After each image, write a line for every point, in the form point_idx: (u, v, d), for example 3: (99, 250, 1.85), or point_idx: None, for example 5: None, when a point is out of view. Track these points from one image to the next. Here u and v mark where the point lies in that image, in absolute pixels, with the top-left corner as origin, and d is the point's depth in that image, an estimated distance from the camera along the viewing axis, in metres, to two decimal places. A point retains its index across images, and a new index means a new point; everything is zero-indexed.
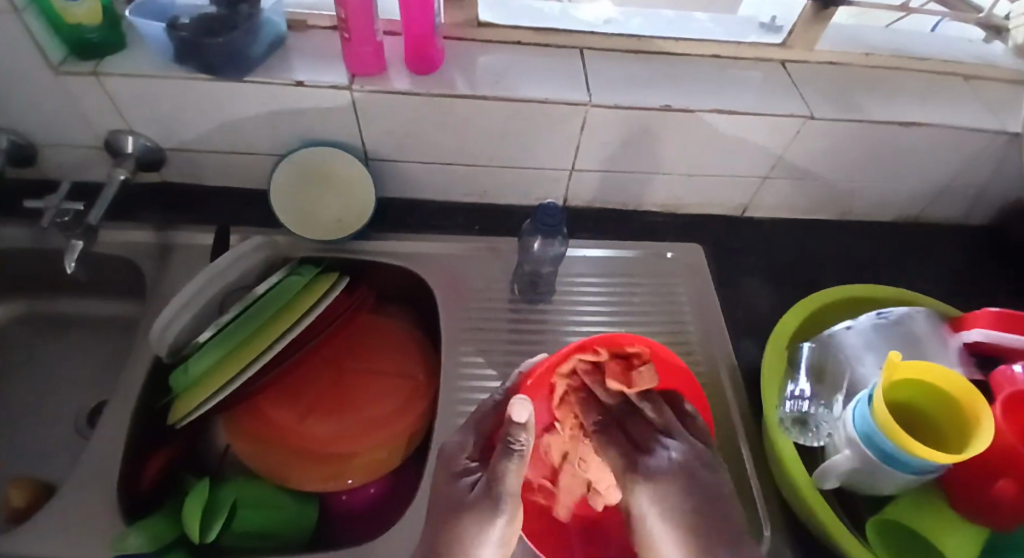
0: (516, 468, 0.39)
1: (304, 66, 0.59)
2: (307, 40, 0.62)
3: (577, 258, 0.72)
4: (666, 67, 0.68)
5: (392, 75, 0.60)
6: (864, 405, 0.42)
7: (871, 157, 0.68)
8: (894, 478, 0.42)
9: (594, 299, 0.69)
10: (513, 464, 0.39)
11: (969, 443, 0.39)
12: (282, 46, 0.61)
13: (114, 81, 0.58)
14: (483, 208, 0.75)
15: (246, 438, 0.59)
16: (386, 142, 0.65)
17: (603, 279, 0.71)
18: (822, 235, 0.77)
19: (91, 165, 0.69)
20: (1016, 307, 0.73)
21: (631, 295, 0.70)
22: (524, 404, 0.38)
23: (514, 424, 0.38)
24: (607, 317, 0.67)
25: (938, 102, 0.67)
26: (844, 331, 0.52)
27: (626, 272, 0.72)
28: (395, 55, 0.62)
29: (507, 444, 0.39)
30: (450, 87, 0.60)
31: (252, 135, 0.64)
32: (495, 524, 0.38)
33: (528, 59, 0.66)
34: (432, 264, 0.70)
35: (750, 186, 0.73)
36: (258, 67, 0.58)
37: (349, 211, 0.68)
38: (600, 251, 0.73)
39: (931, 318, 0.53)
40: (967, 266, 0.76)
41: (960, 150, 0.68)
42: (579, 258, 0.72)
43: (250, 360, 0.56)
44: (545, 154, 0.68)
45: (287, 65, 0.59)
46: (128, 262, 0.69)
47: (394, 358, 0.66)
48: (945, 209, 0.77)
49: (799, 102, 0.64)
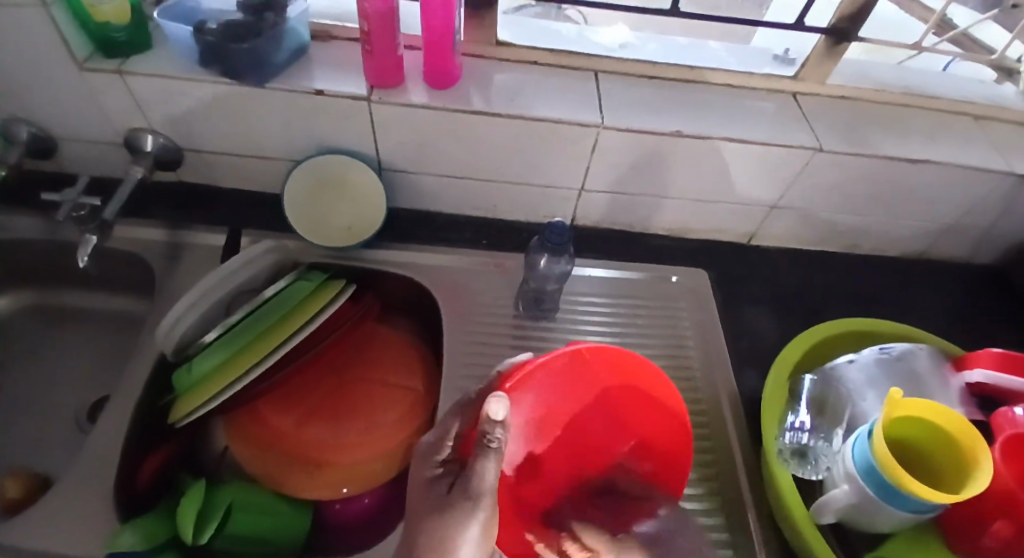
0: (495, 466, 0.35)
1: (324, 76, 0.60)
2: (328, 50, 0.63)
3: (580, 278, 0.73)
4: (678, 93, 0.69)
5: (409, 88, 0.61)
6: (864, 441, 0.42)
7: (878, 192, 0.69)
8: (891, 516, 0.42)
9: (597, 320, 0.69)
10: (491, 462, 0.35)
11: (966, 484, 0.39)
12: (303, 55, 0.62)
13: (139, 80, 0.59)
14: (491, 223, 0.75)
15: (246, 442, 0.59)
16: (399, 153, 0.66)
17: (606, 299, 0.71)
18: (827, 266, 0.77)
19: (109, 161, 0.70)
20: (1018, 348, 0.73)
21: (634, 317, 0.70)
22: (501, 400, 0.34)
23: (489, 419, 0.34)
24: (610, 338, 0.68)
25: (948, 141, 0.68)
26: (846, 364, 0.52)
27: (630, 293, 0.72)
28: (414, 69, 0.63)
29: (484, 442, 0.35)
30: (465, 103, 0.61)
31: (269, 140, 0.65)
32: (474, 525, 0.35)
33: (543, 79, 0.67)
34: (438, 276, 0.70)
35: (757, 215, 0.73)
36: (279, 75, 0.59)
37: (359, 219, 0.69)
38: (604, 272, 0.73)
39: (932, 356, 0.53)
40: (971, 305, 0.76)
41: (967, 190, 0.68)
42: (581, 277, 0.73)
43: (253, 362, 0.56)
44: (556, 173, 0.68)
45: (308, 74, 0.60)
46: (139, 259, 0.69)
47: (396, 367, 0.66)
48: (950, 246, 0.77)
49: (808, 135, 0.65)
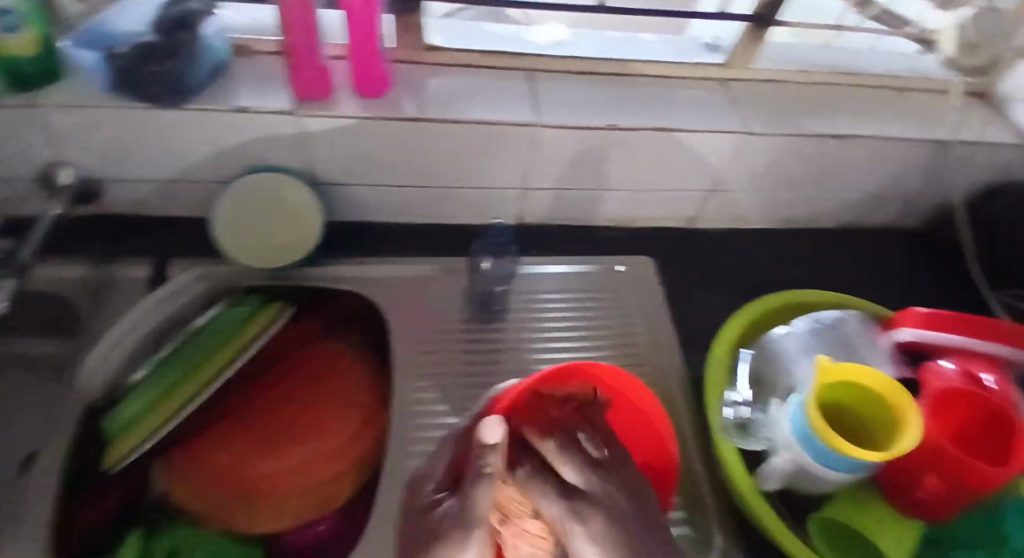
0: (490, 492, 0.33)
1: (248, 94, 0.59)
2: (251, 67, 0.62)
3: (544, 275, 0.73)
4: (611, 86, 0.70)
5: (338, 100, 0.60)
6: (797, 408, 0.44)
7: (808, 169, 0.71)
8: (829, 479, 0.43)
9: (560, 316, 0.70)
10: (486, 488, 0.33)
11: (893, 443, 0.41)
12: (225, 74, 0.61)
13: (50, 111, 0.57)
14: (437, 229, 0.75)
15: (184, 482, 0.58)
16: (335, 166, 0.65)
17: (569, 294, 0.72)
18: (768, 244, 0.80)
19: (28, 196, 0.67)
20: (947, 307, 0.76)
21: (596, 309, 0.71)
22: (494, 424, 0.36)
23: (486, 446, 0.36)
24: (575, 332, 0.68)
25: (869, 116, 0.71)
26: (782, 336, 0.54)
27: (591, 287, 0.73)
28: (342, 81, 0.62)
29: (476, 472, 0.35)
30: (396, 111, 0.61)
31: (198, 162, 0.63)
32: None
33: (475, 81, 0.67)
34: (386, 287, 0.69)
35: (698, 200, 0.75)
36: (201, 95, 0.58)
37: (295, 237, 0.67)
38: (566, 267, 0.74)
39: (861, 320, 0.55)
40: (902, 270, 0.80)
41: (890, 160, 0.71)
42: (545, 274, 0.73)
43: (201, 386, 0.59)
44: (497, 174, 0.69)
45: (231, 93, 0.59)
46: (69, 296, 0.66)
47: (344, 386, 0.65)
48: (880, 215, 0.81)
49: (737, 119, 0.66)
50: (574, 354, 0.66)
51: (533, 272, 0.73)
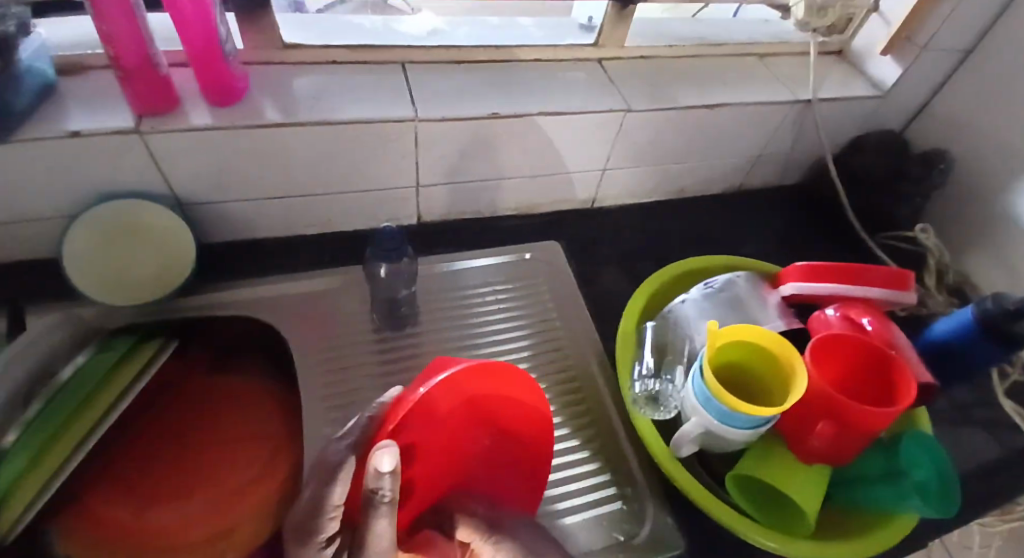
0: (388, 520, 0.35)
1: (83, 116, 0.52)
2: (85, 86, 0.55)
3: (468, 271, 0.72)
4: (488, 74, 0.68)
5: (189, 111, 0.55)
6: (698, 373, 0.44)
7: (692, 139, 0.73)
8: (735, 437, 0.44)
9: (489, 310, 0.69)
10: (383, 518, 0.34)
11: (788, 394, 0.42)
12: (53, 96, 0.53)
13: None
14: (332, 238, 0.71)
15: (74, 548, 0.50)
16: (200, 184, 0.59)
17: (496, 287, 0.71)
18: (666, 215, 0.82)
19: None
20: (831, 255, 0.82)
21: (525, 298, 0.70)
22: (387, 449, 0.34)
23: (377, 473, 0.34)
24: (507, 324, 0.68)
25: (741, 82, 0.73)
26: (680, 305, 0.55)
27: (516, 277, 0.72)
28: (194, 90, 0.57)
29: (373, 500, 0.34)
30: (258, 117, 0.56)
31: (35, 197, 0.56)
32: None
33: (346, 79, 0.63)
34: (281, 307, 0.65)
35: (593, 180, 0.75)
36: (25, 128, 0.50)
37: (169, 266, 0.61)
38: (490, 260, 0.73)
39: (750, 279, 0.57)
40: (788, 225, 0.85)
41: (764, 123, 0.75)
42: (469, 270, 0.72)
43: (76, 443, 0.49)
44: (385, 175, 0.66)
45: (60, 117, 0.52)
46: None
47: (252, 419, 0.61)
48: (764, 176, 0.85)
49: (617, 97, 0.67)
50: (490, 349, 0.65)
51: (456, 268, 0.71)
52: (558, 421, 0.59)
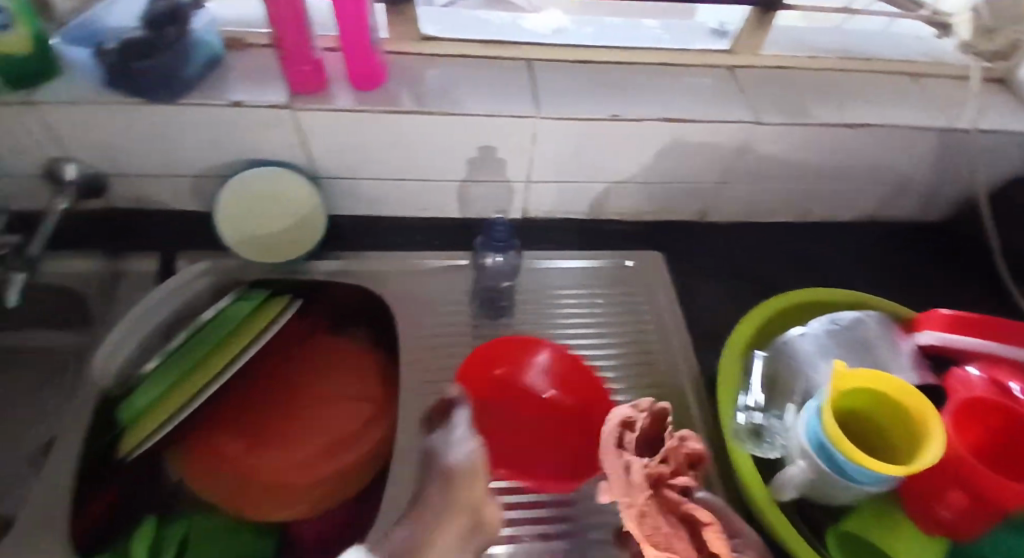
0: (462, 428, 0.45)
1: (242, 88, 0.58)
2: (248, 61, 0.61)
3: (554, 271, 0.72)
4: (614, 76, 0.67)
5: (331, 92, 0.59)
6: (814, 416, 0.42)
7: (822, 159, 0.68)
8: (851, 490, 0.41)
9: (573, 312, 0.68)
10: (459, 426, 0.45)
11: (918, 455, 0.39)
12: (221, 69, 0.59)
13: (45, 106, 0.56)
14: (440, 223, 0.74)
15: (198, 471, 0.57)
16: (332, 160, 0.64)
17: (581, 291, 0.70)
18: (781, 238, 0.77)
19: (30, 193, 0.66)
20: (970, 303, 0.73)
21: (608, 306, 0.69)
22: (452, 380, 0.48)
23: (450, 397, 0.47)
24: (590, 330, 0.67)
25: (888, 103, 0.67)
26: (799, 338, 0.52)
27: (612, 284, 0.72)
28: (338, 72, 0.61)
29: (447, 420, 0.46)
30: (392, 102, 0.59)
31: (195, 157, 0.62)
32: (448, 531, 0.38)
33: (476, 71, 0.65)
34: (389, 283, 0.68)
35: (706, 193, 0.73)
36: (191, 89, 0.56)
37: (296, 230, 0.66)
38: (580, 262, 0.73)
39: (882, 323, 0.53)
40: (920, 264, 0.77)
41: (909, 150, 0.68)
42: (556, 270, 0.72)
43: (193, 394, 0.54)
44: (499, 166, 0.67)
45: (224, 86, 0.58)
46: (73, 292, 0.66)
47: (353, 381, 0.64)
48: (899, 207, 0.78)
49: (747, 109, 0.64)
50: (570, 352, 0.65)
51: (541, 268, 0.72)
52: None
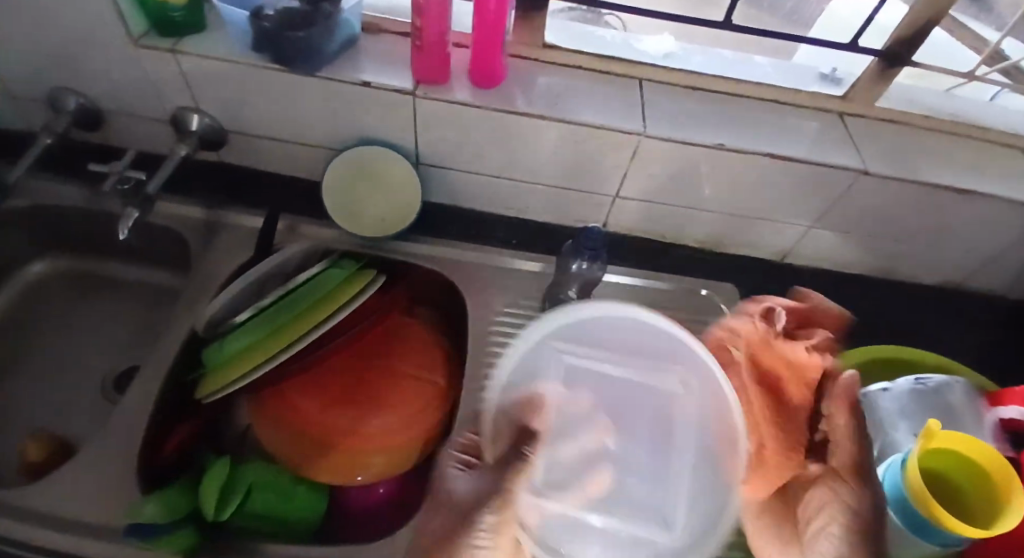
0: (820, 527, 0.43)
1: (571, 491, 0.46)
2: (587, 464, 0.48)
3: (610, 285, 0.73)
4: (720, 105, 0.68)
5: (667, 369, 0.53)
6: (895, 468, 0.42)
7: (917, 219, 0.69)
8: (917, 547, 0.41)
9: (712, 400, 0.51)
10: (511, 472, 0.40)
11: (998, 523, 0.37)
12: (594, 460, 0.48)
13: (190, 60, 0.61)
14: (524, 224, 0.76)
15: (267, 420, 0.60)
16: (440, 147, 0.67)
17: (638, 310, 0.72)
18: (856, 289, 0.78)
19: (155, 137, 0.72)
20: None
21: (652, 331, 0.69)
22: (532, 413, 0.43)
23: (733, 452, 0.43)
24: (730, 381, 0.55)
25: (991, 173, 0.67)
26: (879, 393, 0.51)
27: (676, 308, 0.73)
28: (608, 438, 0.50)
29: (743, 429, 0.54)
30: (667, 408, 0.52)
31: (312, 128, 0.67)
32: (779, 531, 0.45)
33: (586, 83, 0.67)
34: (464, 271, 0.71)
35: (793, 234, 0.73)
36: (508, 367, 0.51)
37: (395, 211, 0.70)
38: (634, 280, 0.74)
39: (969, 389, 0.50)
40: (995, 338, 0.77)
41: (1007, 224, 0.68)
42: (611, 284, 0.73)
43: (285, 344, 0.57)
44: (591, 178, 0.69)
45: (511, 375, 0.51)
46: (178, 235, 0.71)
47: (423, 362, 0.66)
48: (986, 279, 0.78)
49: (853, 156, 0.64)
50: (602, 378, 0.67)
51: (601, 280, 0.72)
52: None
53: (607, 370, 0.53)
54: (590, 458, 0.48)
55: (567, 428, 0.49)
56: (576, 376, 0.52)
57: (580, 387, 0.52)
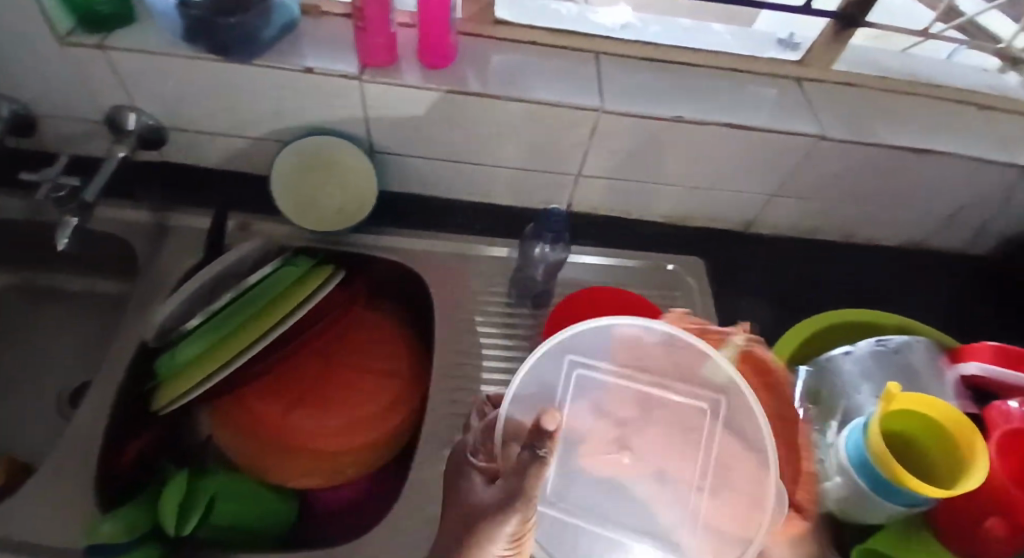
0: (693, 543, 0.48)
1: (578, 509, 0.39)
2: (601, 481, 0.40)
3: (578, 265, 0.72)
4: (679, 77, 0.67)
5: (697, 394, 0.41)
6: (859, 433, 0.41)
7: (878, 182, 0.69)
8: (884, 510, 0.41)
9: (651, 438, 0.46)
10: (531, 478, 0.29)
11: (960, 480, 0.38)
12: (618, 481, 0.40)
13: (119, 56, 0.57)
14: (487, 208, 0.74)
15: (229, 428, 0.58)
16: (393, 135, 0.64)
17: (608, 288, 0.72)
18: (820, 254, 0.79)
19: (91, 139, 0.68)
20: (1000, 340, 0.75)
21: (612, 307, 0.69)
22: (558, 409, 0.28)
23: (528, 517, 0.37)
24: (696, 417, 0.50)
25: (948, 131, 0.68)
26: (842, 356, 0.51)
27: (643, 285, 0.73)
28: (625, 458, 0.41)
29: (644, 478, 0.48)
30: (695, 438, 0.41)
31: (258, 121, 0.64)
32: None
33: (541, 60, 0.65)
34: (428, 261, 0.69)
35: (757, 204, 0.73)
36: (515, 390, 0.38)
37: (351, 200, 0.67)
38: (602, 259, 0.73)
39: (930, 348, 0.51)
40: (955, 293, 0.79)
41: (966, 181, 0.69)
42: (580, 265, 0.72)
43: (235, 352, 0.55)
44: (551, 158, 0.67)
45: (529, 398, 0.38)
46: (123, 240, 0.68)
47: (390, 357, 0.65)
48: (946, 237, 0.79)
49: (812, 122, 0.64)
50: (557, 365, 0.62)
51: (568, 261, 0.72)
52: None
53: (624, 385, 0.42)
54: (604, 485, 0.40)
55: (575, 444, 0.41)
56: (594, 391, 0.41)
57: (595, 406, 0.41)
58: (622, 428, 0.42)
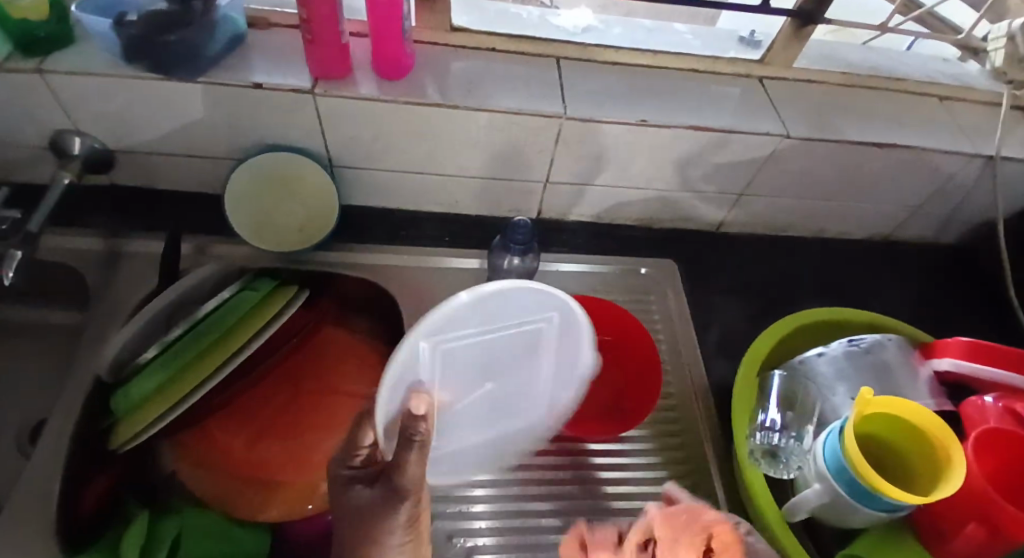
0: None
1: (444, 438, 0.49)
2: (467, 412, 0.48)
3: (551, 273, 0.71)
4: (642, 79, 0.66)
5: (531, 321, 0.47)
6: (836, 439, 0.41)
7: (844, 178, 0.69)
8: (863, 516, 0.41)
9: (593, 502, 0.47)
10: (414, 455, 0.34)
11: (939, 487, 0.37)
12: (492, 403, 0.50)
13: (60, 80, 0.54)
14: (456, 219, 0.73)
15: (193, 464, 0.56)
16: (352, 149, 0.62)
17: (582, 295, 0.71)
18: (791, 250, 0.79)
19: (34, 165, 0.65)
20: (970, 328, 0.76)
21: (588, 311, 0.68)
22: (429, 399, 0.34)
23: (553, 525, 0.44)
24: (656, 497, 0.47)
25: (910, 124, 0.68)
26: (816, 357, 0.50)
27: (616, 291, 0.72)
28: (487, 387, 0.49)
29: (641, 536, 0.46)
30: (533, 350, 0.49)
31: (211, 139, 0.61)
32: None
33: (502, 66, 0.64)
34: (395, 277, 0.67)
35: (727, 203, 0.73)
36: (391, 383, 0.39)
37: (313, 218, 0.66)
38: (576, 266, 0.72)
39: (902, 346, 0.51)
40: (924, 283, 0.80)
41: (930, 172, 0.69)
42: (553, 273, 0.71)
43: (192, 386, 0.53)
44: (517, 167, 0.66)
45: (403, 387, 0.40)
46: (74, 270, 0.65)
47: (360, 378, 0.63)
48: (913, 228, 0.80)
49: (776, 121, 0.64)
50: None
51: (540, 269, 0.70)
52: (645, 448, 0.59)
53: (482, 336, 0.45)
54: (468, 411, 0.48)
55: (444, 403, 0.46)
56: (453, 358, 0.44)
57: (457, 366, 0.45)
58: (478, 366, 0.47)
